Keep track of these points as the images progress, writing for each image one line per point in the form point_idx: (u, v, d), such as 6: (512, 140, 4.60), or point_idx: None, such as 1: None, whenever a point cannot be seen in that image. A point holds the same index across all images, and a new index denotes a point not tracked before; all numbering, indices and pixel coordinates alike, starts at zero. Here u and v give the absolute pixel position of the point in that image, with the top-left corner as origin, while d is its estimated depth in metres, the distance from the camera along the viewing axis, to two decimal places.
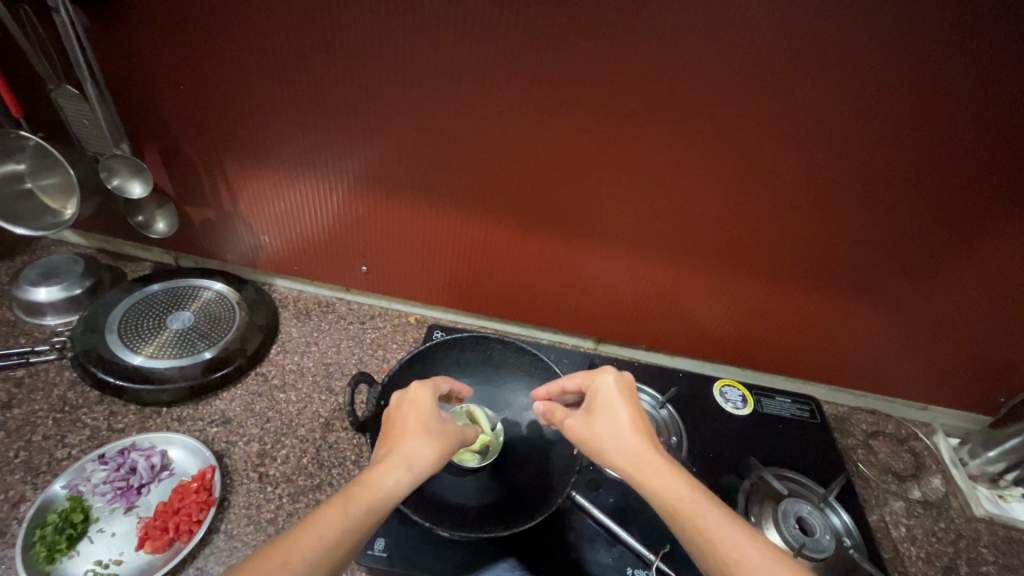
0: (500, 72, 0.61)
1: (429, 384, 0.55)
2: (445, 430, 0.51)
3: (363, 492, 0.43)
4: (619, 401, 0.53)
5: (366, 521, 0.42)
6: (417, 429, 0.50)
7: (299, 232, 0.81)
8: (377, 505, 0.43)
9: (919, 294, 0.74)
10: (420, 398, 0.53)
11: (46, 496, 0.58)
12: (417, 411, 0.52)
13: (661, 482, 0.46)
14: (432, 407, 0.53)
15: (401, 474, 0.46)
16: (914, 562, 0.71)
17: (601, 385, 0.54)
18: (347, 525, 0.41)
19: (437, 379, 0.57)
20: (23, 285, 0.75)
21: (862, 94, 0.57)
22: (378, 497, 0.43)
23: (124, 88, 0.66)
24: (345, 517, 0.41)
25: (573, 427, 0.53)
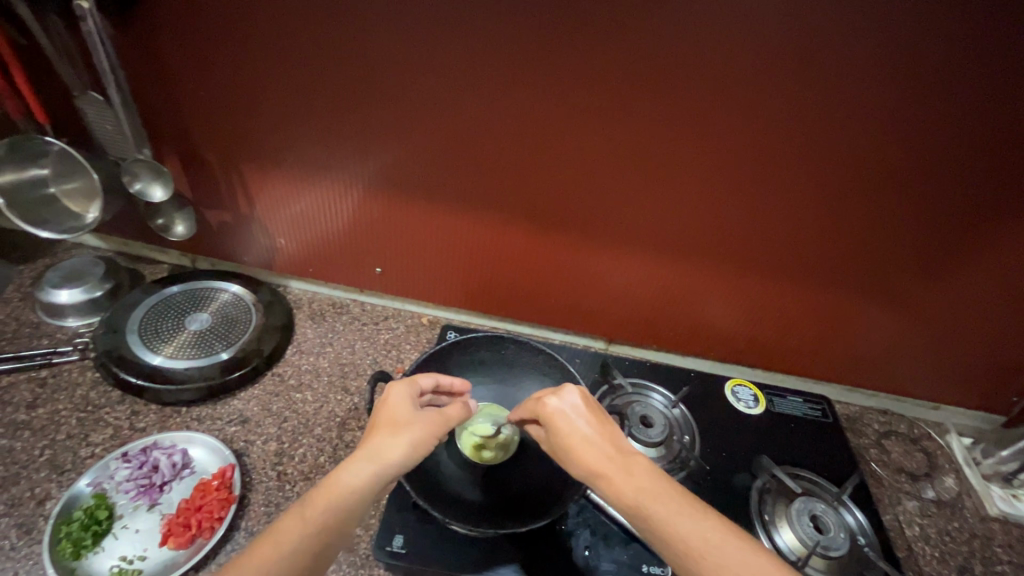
0: (514, 75, 0.62)
1: (404, 382, 0.56)
2: (416, 419, 0.51)
3: (322, 493, 0.44)
4: (563, 428, 0.51)
5: (327, 522, 0.43)
6: (386, 426, 0.50)
7: (314, 234, 0.82)
8: (338, 504, 0.44)
9: (933, 293, 0.74)
10: (392, 396, 0.54)
11: (71, 493, 0.60)
12: (388, 408, 0.52)
13: (632, 489, 0.45)
14: (404, 401, 0.53)
15: (363, 468, 0.46)
16: (928, 561, 0.71)
17: (544, 415, 0.52)
18: (302, 530, 0.42)
19: (415, 377, 0.57)
20: (45, 287, 0.77)
21: (873, 94, 0.57)
22: (339, 497, 0.44)
23: (147, 93, 0.68)
24: (302, 523, 0.42)
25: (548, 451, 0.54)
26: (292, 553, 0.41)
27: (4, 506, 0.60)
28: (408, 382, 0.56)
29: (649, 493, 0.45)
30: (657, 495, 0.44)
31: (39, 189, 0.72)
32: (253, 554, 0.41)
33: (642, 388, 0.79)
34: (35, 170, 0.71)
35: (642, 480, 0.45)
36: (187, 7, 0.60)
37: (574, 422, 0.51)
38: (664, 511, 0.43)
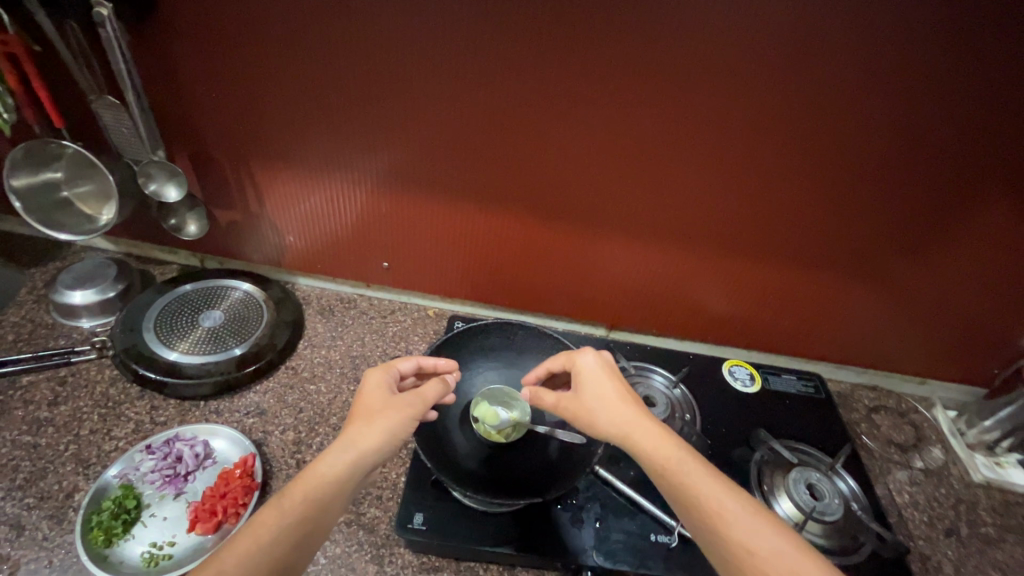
0: (519, 72, 0.65)
1: (379, 369, 0.59)
2: (389, 405, 0.54)
3: (298, 486, 0.47)
4: (598, 380, 0.56)
5: (304, 511, 0.46)
6: (362, 414, 0.53)
7: (322, 231, 0.84)
8: (313, 495, 0.47)
9: (915, 272, 0.79)
10: (367, 384, 0.57)
11: (100, 484, 0.62)
12: (364, 397, 0.55)
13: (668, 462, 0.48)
14: (380, 388, 0.57)
15: (339, 458, 0.49)
16: (917, 525, 0.76)
17: (583, 364, 0.58)
18: (280, 521, 0.45)
19: (392, 362, 0.61)
20: (60, 289, 0.79)
21: (856, 83, 0.61)
22: (315, 487, 0.47)
23: (160, 96, 0.70)
24: (279, 514, 0.45)
25: (566, 407, 0.56)
26: (272, 542, 0.44)
27: (34, 499, 0.61)
28: (384, 368, 0.59)
29: (688, 479, 0.47)
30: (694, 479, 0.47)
31: (54, 192, 0.74)
32: (231, 547, 0.43)
33: (644, 369, 0.82)
34: (49, 174, 0.73)
35: (680, 457, 0.48)
36: (201, 11, 0.62)
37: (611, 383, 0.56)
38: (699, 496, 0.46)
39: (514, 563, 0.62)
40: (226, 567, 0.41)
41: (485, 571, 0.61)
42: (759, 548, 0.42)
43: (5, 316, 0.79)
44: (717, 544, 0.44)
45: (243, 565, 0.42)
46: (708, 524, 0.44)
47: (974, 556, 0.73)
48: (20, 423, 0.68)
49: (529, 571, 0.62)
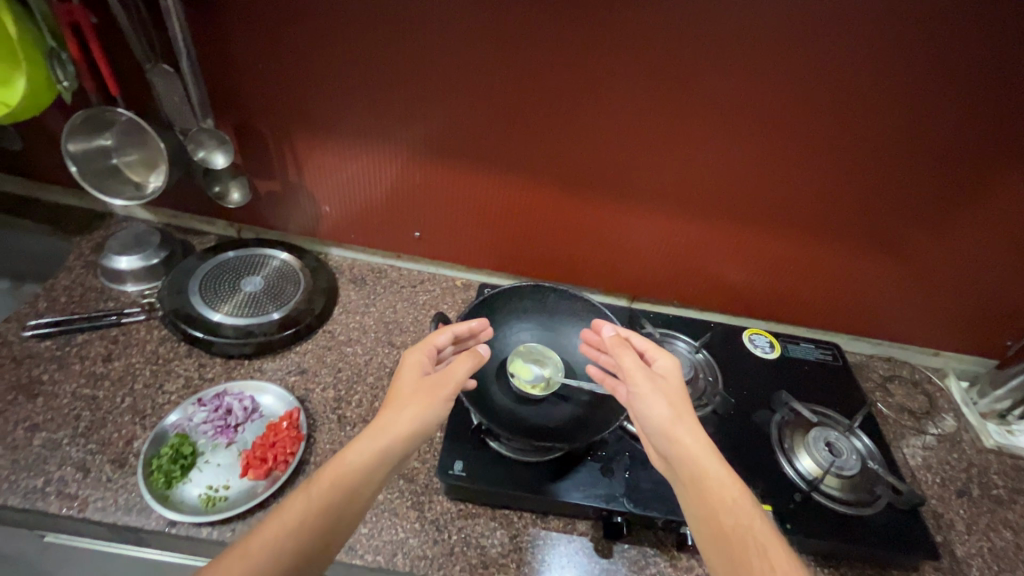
0: (555, 44, 0.67)
1: (416, 349, 0.61)
2: (417, 390, 0.55)
3: (325, 475, 0.49)
4: (678, 395, 0.58)
5: (330, 499, 0.48)
6: (393, 399, 0.55)
7: (357, 201, 0.87)
8: (339, 483, 0.49)
9: (932, 244, 0.81)
10: (404, 364, 0.59)
11: (159, 430, 0.66)
12: (398, 380, 0.57)
13: (738, 509, 0.50)
14: (414, 369, 0.58)
15: (368, 446, 0.51)
16: (930, 486, 0.79)
17: (670, 368, 0.61)
18: (308, 508, 0.47)
19: (431, 336, 0.62)
20: (109, 253, 0.82)
21: (878, 54, 0.64)
22: (343, 474, 0.49)
23: (208, 66, 0.72)
24: (308, 500, 0.47)
25: (638, 379, 0.58)
26: (301, 523, 0.46)
27: (97, 445, 0.65)
28: (421, 349, 0.61)
29: (757, 531, 0.48)
30: (762, 532, 0.48)
31: (104, 159, 0.77)
32: (259, 531, 0.46)
33: (668, 336, 0.84)
34: (100, 141, 0.76)
35: (750, 510, 0.50)
36: None
37: (688, 411, 0.57)
38: (762, 547, 0.47)
39: (546, 511, 0.66)
40: (251, 549, 0.45)
41: (519, 518, 0.65)
42: None
43: (56, 280, 0.83)
44: None
45: (267, 550, 0.45)
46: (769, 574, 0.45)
47: (985, 515, 0.76)
48: (79, 377, 0.72)
49: (561, 519, 0.66)
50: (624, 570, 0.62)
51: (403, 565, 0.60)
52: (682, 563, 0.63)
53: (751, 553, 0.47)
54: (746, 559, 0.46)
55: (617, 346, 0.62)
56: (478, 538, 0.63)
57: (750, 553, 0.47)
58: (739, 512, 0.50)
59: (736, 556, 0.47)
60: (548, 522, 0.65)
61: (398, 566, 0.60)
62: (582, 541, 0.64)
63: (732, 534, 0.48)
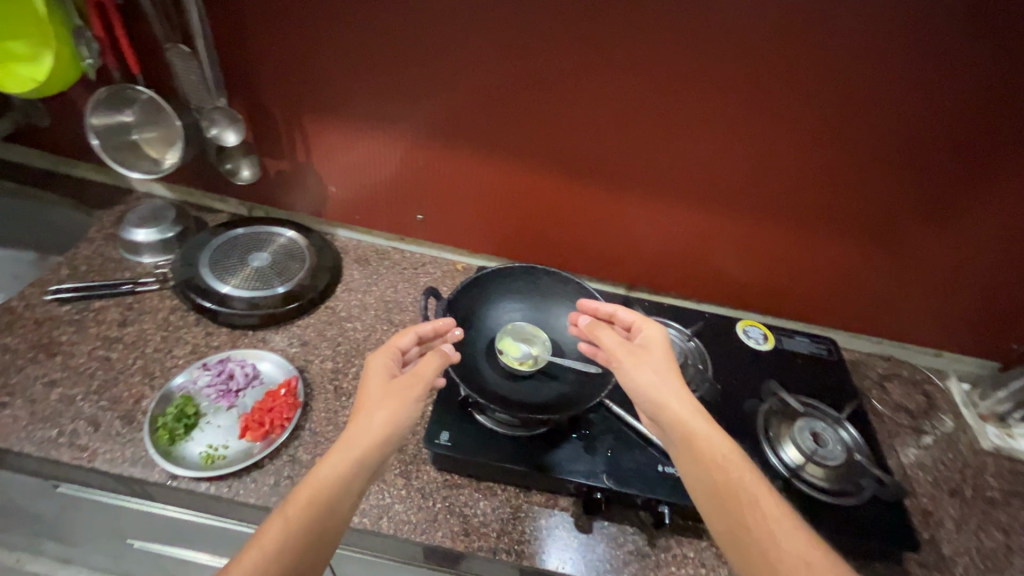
0: (553, 31, 0.69)
1: (380, 353, 0.60)
2: (386, 394, 0.55)
3: (302, 493, 0.49)
4: (666, 362, 0.59)
5: (310, 515, 0.47)
6: (363, 406, 0.55)
7: (362, 183, 0.90)
8: (318, 499, 0.48)
9: (933, 240, 0.80)
10: (368, 371, 0.58)
11: (165, 391, 0.70)
12: (365, 387, 0.57)
13: (729, 464, 0.52)
14: (380, 374, 0.58)
15: (342, 456, 0.51)
16: (921, 484, 0.78)
17: (654, 337, 0.62)
18: (286, 530, 0.46)
19: (394, 339, 0.61)
20: (127, 226, 0.87)
21: (874, 45, 0.64)
22: (320, 489, 0.49)
23: (223, 47, 0.76)
24: (287, 520, 0.47)
25: (619, 350, 0.60)
26: (284, 543, 0.46)
27: (108, 402, 0.69)
28: (384, 352, 0.60)
29: (749, 483, 0.51)
30: (753, 484, 0.51)
31: (125, 135, 0.82)
32: (239, 561, 0.45)
33: (659, 323, 0.84)
34: (122, 117, 0.80)
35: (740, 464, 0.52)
36: None
37: (677, 378, 0.58)
38: (755, 499, 0.50)
39: (529, 486, 0.68)
40: None
41: (503, 490, 0.67)
42: (814, 559, 0.45)
43: (78, 249, 0.88)
44: (766, 550, 0.47)
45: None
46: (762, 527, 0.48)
47: (976, 515, 0.75)
48: (95, 339, 0.76)
49: (544, 494, 0.68)
50: (602, 544, 0.64)
51: (388, 528, 0.62)
52: (660, 542, 0.65)
53: (743, 506, 0.49)
54: (740, 512, 0.49)
55: (594, 325, 0.63)
56: (461, 507, 0.65)
57: (743, 505, 0.49)
58: (730, 467, 0.52)
59: (731, 510, 0.49)
60: (531, 496, 0.67)
61: (383, 529, 0.62)
62: (562, 516, 0.66)
63: (725, 492, 0.50)
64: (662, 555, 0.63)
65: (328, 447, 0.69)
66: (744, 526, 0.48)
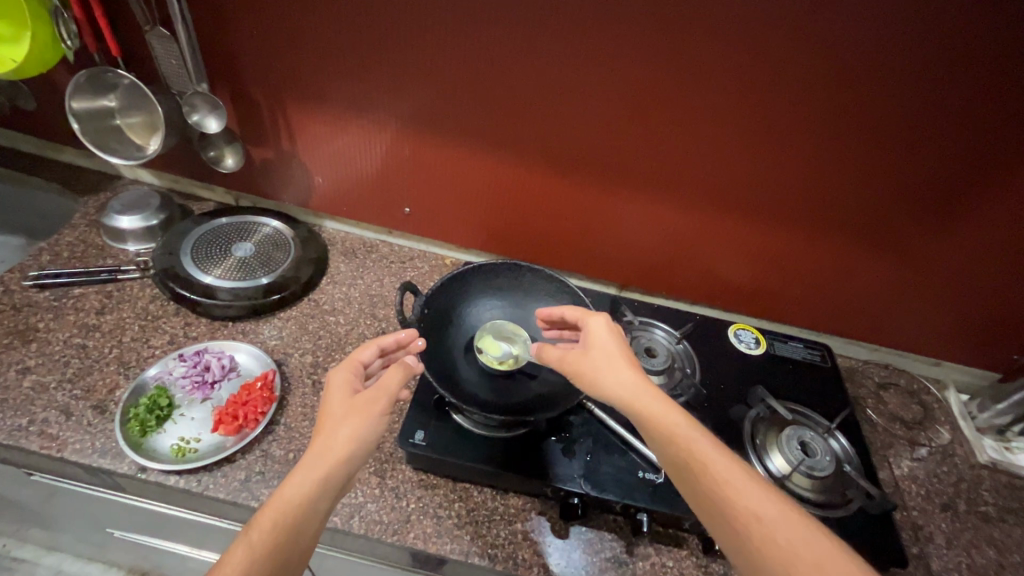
0: (541, 19, 0.67)
1: (341, 368, 0.57)
2: (351, 411, 0.52)
3: (264, 518, 0.46)
4: (620, 350, 0.57)
5: (274, 542, 0.45)
6: (326, 424, 0.52)
7: (349, 174, 0.88)
8: (282, 525, 0.45)
9: (931, 245, 0.78)
10: (331, 386, 0.56)
11: (139, 382, 0.69)
12: (327, 404, 0.54)
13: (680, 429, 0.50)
14: (343, 390, 0.55)
15: (305, 478, 0.48)
16: (913, 497, 0.76)
17: (595, 328, 0.60)
18: (250, 559, 0.44)
19: (355, 352, 0.58)
20: (110, 212, 0.85)
21: (874, 41, 0.61)
22: (283, 513, 0.46)
23: (205, 31, 0.74)
24: (247, 551, 0.44)
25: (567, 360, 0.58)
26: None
27: (82, 391, 0.68)
28: (346, 367, 0.57)
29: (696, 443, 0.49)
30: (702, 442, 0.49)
31: (108, 120, 0.80)
32: None
33: (647, 324, 0.82)
34: (104, 102, 0.79)
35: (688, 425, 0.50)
36: None
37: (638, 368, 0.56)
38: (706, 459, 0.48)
39: (506, 488, 0.66)
40: None
41: (479, 492, 0.66)
42: (766, 515, 0.44)
43: (61, 235, 0.87)
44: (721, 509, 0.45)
45: None
46: (717, 489, 0.46)
47: (969, 530, 0.73)
48: (72, 327, 0.75)
49: (521, 497, 0.66)
50: (578, 550, 0.62)
51: (359, 528, 0.61)
52: (638, 550, 0.63)
53: (694, 467, 0.48)
54: (692, 473, 0.47)
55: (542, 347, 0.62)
56: (435, 508, 0.64)
57: (694, 466, 0.48)
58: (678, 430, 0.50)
59: (684, 472, 0.48)
60: (507, 498, 0.66)
61: (353, 528, 0.61)
62: (539, 520, 0.64)
63: (677, 455, 0.49)
64: (639, 563, 0.62)
65: (301, 444, 0.67)
66: (697, 487, 0.47)
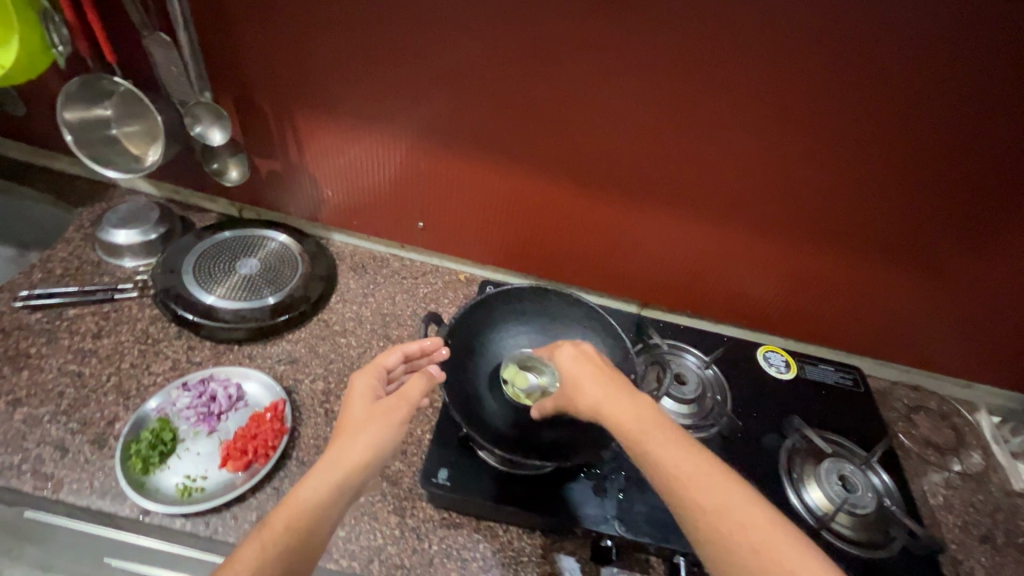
0: (570, 30, 0.62)
1: (365, 372, 0.56)
2: (372, 416, 0.51)
3: (279, 517, 0.44)
4: (585, 376, 0.55)
5: (289, 542, 0.43)
6: (346, 428, 0.50)
7: (360, 186, 0.84)
8: (297, 525, 0.43)
9: (968, 266, 0.75)
10: (353, 391, 0.54)
11: (140, 414, 0.64)
12: (348, 407, 0.53)
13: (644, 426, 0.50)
14: (365, 395, 0.54)
15: (322, 480, 0.46)
16: (951, 529, 0.73)
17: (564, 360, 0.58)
18: (263, 556, 0.42)
19: (380, 358, 0.58)
20: (105, 227, 0.80)
21: (923, 58, 0.58)
22: (299, 514, 0.44)
23: (208, 37, 0.69)
24: (262, 548, 0.42)
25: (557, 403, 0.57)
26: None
27: (78, 424, 0.64)
28: (370, 372, 0.56)
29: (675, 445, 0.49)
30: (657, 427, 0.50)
31: (103, 129, 0.75)
32: None
33: (677, 348, 0.79)
34: (99, 110, 0.74)
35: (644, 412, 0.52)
36: None
37: (615, 387, 0.54)
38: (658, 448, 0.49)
39: (533, 527, 0.62)
40: None
41: (504, 531, 0.62)
42: (706, 502, 0.45)
43: (53, 251, 0.81)
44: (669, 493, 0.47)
45: None
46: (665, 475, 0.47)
47: (1009, 564, 0.70)
48: (67, 352, 0.70)
49: (548, 535, 0.62)
50: None
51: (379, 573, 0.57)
52: None
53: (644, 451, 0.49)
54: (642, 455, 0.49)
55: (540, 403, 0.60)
56: (459, 550, 0.60)
57: (647, 448, 0.49)
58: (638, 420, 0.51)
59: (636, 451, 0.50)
60: (534, 538, 0.62)
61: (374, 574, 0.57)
62: (569, 562, 0.60)
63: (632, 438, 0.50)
64: None
65: None
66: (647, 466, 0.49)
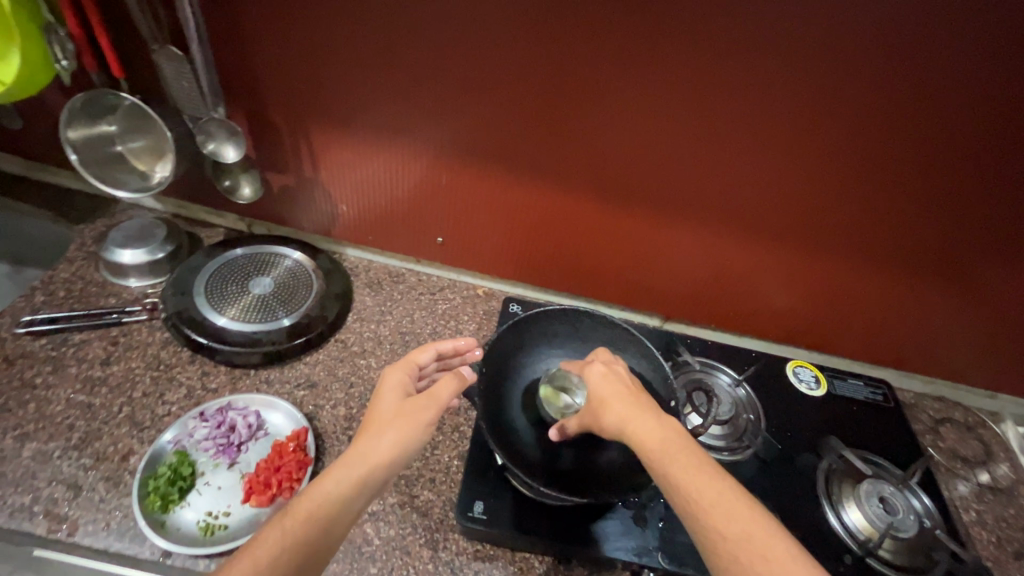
0: (603, 45, 0.60)
1: (399, 367, 0.55)
2: (402, 413, 0.48)
3: (303, 506, 0.41)
4: (610, 393, 0.53)
5: (309, 532, 0.40)
6: (374, 422, 0.48)
7: (377, 201, 0.81)
8: (320, 516, 0.41)
9: (1000, 280, 0.73)
10: (385, 385, 0.52)
11: (155, 448, 0.61)
12: (379, 401, 0.51)
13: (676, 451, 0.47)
14: (396, 391, 0.52)
15: (348, 473, 0.43)
16: (985, 546, 0.72)
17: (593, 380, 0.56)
18: (282, 542, 0.39)
19: (415, 353, 0.57)
20: (110, 246, 0.77)
21: (967, 72, 0.56)
22: (322, 505, 0.41)
23: (219, 51, 0.66)
24: (283, 533, 0.40)
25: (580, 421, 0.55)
26: (273, 562, 0.38)
27: (91, 459, 0.61)
28: (403, 367, 0.55)
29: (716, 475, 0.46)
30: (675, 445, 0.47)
31: (107, 146, 0.72)
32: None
33: (708, 366, 0.77)
34: (103, 126, 0.70)
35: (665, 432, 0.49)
36: None
37: (641, 405, 0.52)
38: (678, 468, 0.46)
39: (569, 558, 0.60)
40: None
41: (541, 564, 0.60)
42: (726, 527, 0.42)
43: (56, 272, 0.78)
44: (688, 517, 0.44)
45: None
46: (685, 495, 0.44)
47: None
48: (75, 381, 0.67)
49: (585, 565, 0.60)
50: None
51: None
52: None
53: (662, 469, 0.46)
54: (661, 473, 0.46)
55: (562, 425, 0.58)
56: None
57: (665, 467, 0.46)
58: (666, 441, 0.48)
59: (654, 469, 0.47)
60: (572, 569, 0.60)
61: None
62: None
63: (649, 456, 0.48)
64: None
65: None
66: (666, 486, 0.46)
